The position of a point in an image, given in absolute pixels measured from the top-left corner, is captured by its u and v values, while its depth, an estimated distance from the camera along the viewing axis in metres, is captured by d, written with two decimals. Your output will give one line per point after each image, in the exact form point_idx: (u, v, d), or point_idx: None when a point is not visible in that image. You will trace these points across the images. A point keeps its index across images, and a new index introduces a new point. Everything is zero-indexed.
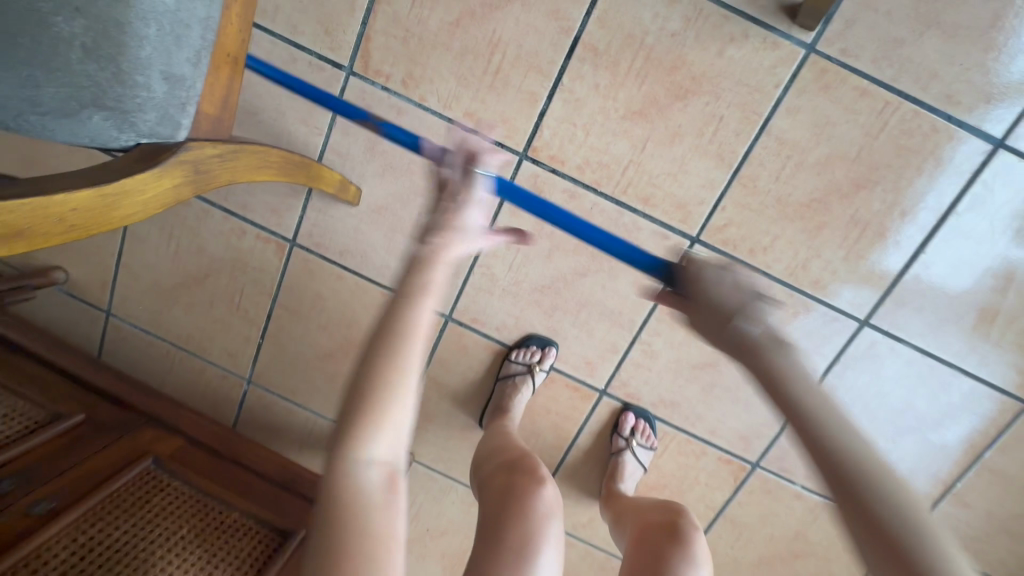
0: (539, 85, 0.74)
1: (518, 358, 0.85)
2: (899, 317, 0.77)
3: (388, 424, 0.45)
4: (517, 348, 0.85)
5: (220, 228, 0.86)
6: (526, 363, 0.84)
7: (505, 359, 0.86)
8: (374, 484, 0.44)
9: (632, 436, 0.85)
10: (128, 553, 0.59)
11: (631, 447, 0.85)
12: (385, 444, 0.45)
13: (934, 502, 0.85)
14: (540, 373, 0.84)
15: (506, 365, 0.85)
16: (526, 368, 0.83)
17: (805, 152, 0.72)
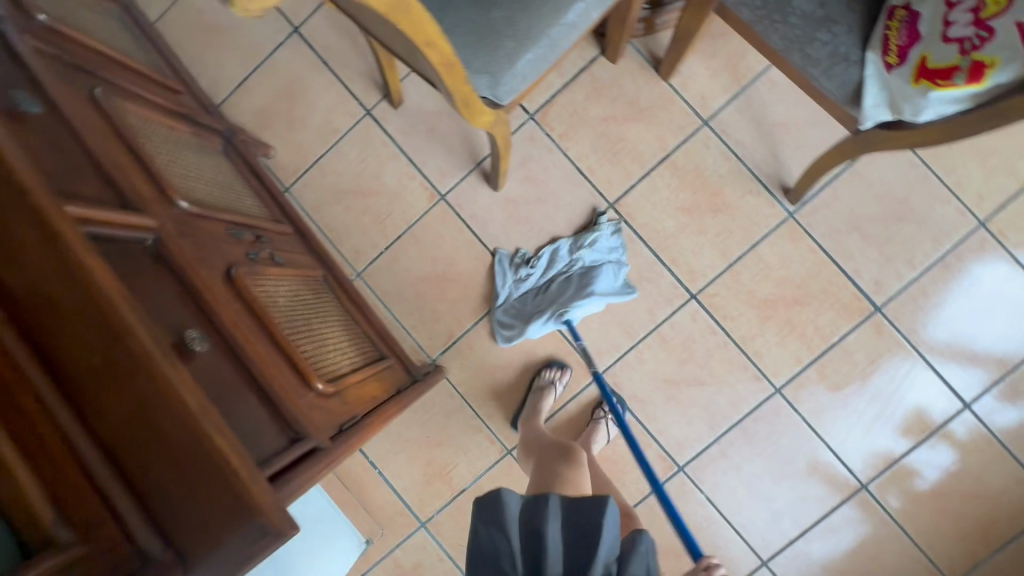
0: (636, 170, 1.21)
1: (547, 375, 1.21)
2: (799, 395, 1.18)
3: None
4: (546, 368, 1.22)
5: (399, 168, 1.27)
6: (552, 378, 1.20)
7: (537, 374, 1.23)
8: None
9: (609, 411, 1.19)
10: (313, 309, 0.89)
11: (606, 418, 1.19)
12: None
13: (790, 540, 1.19)
14: (559, 385, 1.20)
15: (538, 379, 1.21)
16: (552, 380, 1.20)
17: (772, 269, 1.18)
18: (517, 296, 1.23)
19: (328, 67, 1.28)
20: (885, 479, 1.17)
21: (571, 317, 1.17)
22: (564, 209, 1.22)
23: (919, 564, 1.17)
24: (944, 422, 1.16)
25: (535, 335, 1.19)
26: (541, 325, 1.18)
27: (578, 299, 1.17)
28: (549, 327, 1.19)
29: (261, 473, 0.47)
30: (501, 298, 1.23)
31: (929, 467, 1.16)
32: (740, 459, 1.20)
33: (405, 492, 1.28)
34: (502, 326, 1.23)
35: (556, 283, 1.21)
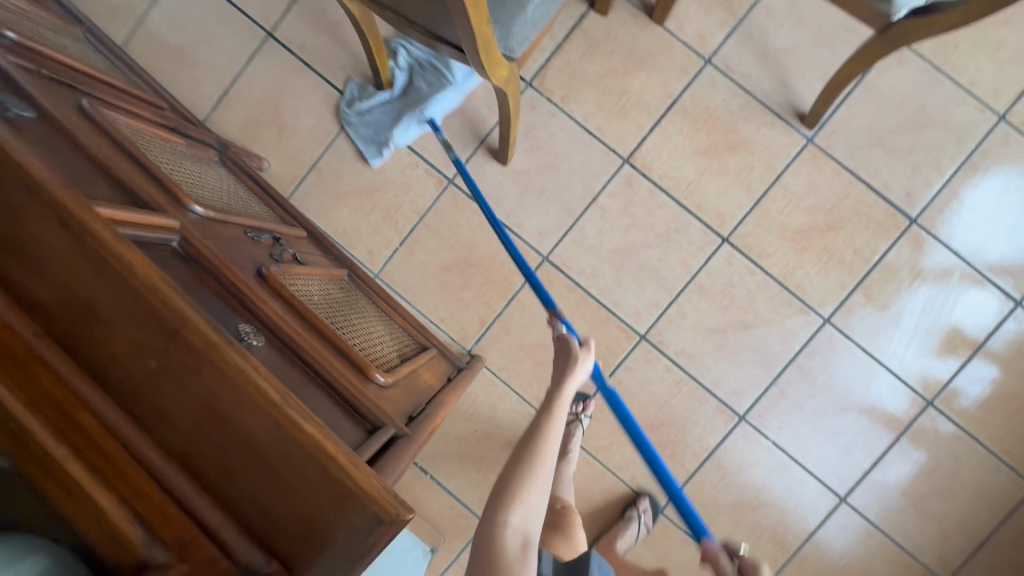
0: (646, 121, 1.17)
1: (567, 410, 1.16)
2: (848, 321, 1.15)
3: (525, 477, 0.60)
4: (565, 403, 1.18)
5: (400, 159, 1.22)
6: (573, 413, 1.16)
7: None
8: (511, 546, 0.58)
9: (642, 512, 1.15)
10: (347, 305, 0.83)
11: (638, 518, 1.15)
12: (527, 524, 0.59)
13: (865, 472, 1.15)
14: (584, 419, 1.16)
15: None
16: (574, 416, 1.16)
17: (801, 199, 1.15)
18: (370, 106, 1.20)
19: (311, 68, 1.23)
20: (950, 392, 1.14)
21: (432, 115, 1.16)
22: (579, 172, 1.18)
23: (999, 473, 1.14)
24: (999, 321, 1.13)
25: (400, 139, 1.18)
26: (405, 129, 1.18)
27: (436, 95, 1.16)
28: (414, 129, 1.18)
29: (361, 458, 0.41)
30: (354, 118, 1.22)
31: (984, 375, 1.14)
32: (800, 397, 1.16)
33: (461, 493, 1.22)
34: (371, 142, 1.22)
35: (412, 89, 1.19)
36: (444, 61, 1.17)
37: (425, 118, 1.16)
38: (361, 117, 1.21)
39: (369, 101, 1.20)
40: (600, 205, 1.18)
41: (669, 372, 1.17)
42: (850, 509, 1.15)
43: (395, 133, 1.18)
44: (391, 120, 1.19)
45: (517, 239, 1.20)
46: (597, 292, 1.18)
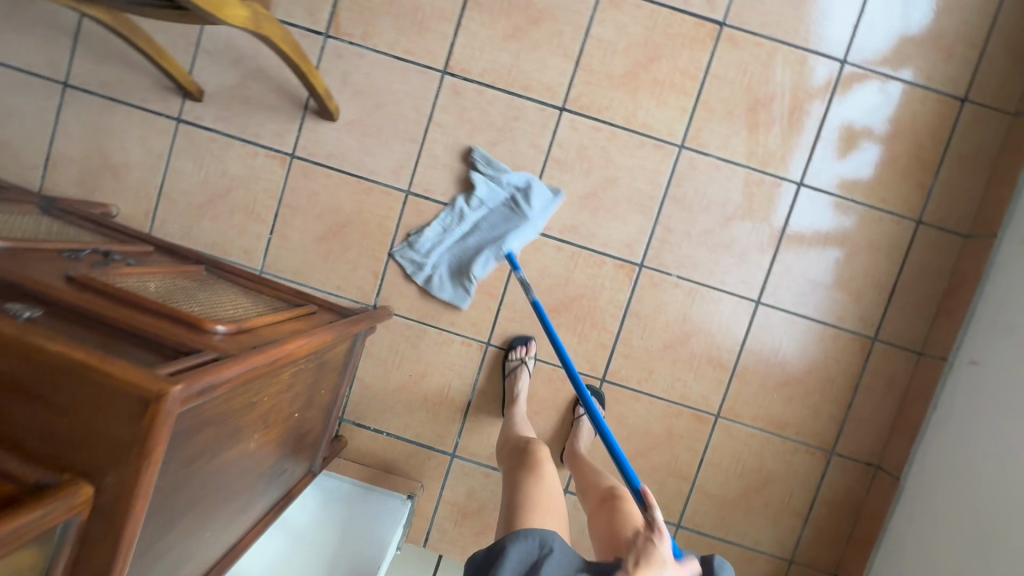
0: (448, 27, 1.18)
1: (513, 355, 1.21)
2: (700, 140, 1.19)
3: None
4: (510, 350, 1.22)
5: (239, 154, 1.22)
6: (520, 358, 1.20)
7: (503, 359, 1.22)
8: None
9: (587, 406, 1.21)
10: (198, 289, 0.85)
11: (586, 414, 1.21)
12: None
13: (767, 270, 1.21)
14: (530, 362, 1.21)
15: (506, 364, 1.21)
16: (520, 360, 1.20)
17: (615, 44, 1.17)
18: (433, 246, 1.21)
19: (118, 101, 1.22)
20: (814, 169, 1.19)
21: (509, 248, 1.18)
22: (406, 99, 1.19)
23: (884, 222, 1.20)
24: (833, 87, 1.18)
25: (480, 275, 1.19)
26: (483, 264, 1.19)
27: (515, 227, 1.18)
28: (491, 264, 1.19)
29: (119, 358, 0.43)
30: (430, 259, 1.21)
31: (839, 140, 1.19)
32: (685, 225, 1.20)
33: (420, 437, 1.25)
34: (456, 287, 1.21)
35: (471, 234, 1.20)
36: (500, 179, 1.18)
37: (504, 252, 1.17)
38: (433, 267, 1.21)
39: (448, 243, 1.21)
40: (438, 123, 1.20)
41: (560, 252, 1.21)
42: (766, 308, 1.22)
43: (475, 271, 1.19)
44: (468, 253, 1.20)
45: (375, 185, 1.21)
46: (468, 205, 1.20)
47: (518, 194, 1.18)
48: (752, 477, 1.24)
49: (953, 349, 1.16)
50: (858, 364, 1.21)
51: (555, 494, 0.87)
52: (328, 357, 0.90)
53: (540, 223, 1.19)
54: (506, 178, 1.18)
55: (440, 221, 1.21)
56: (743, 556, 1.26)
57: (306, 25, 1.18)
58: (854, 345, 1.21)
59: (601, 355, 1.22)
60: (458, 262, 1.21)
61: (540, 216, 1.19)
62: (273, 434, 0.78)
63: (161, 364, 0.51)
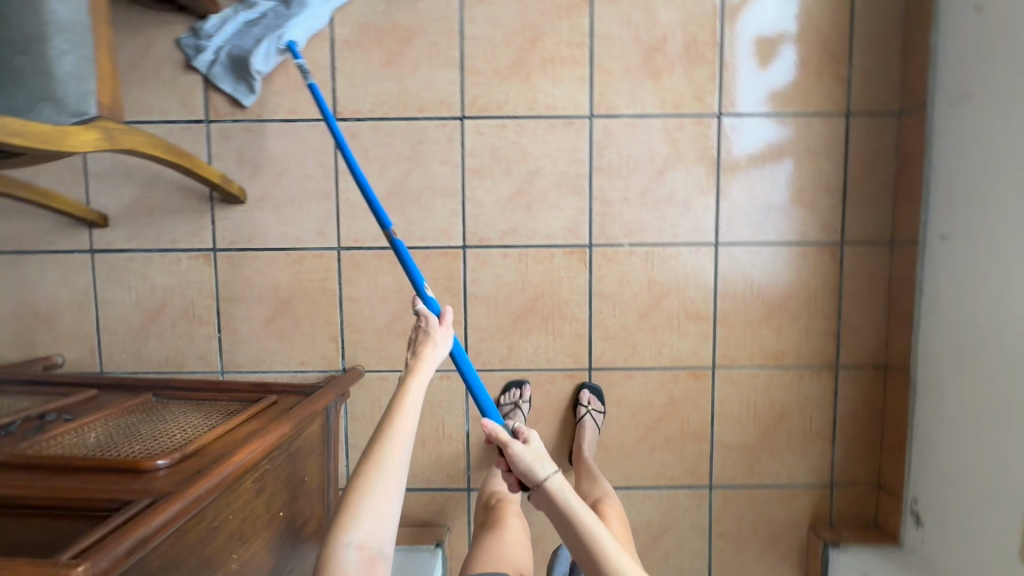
0: (324, 74, 1.14)
1: (505, 400, 1.18)
2: (608, 104, 1.15)
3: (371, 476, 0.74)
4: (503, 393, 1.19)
5: (163, 264, 1.18)
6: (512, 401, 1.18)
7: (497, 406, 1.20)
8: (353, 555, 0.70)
9: (588, 404, 1.17)
10: (145, 420, 0.82)
11: (588, 412, 1.16)
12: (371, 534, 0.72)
13: (716, 209, 1.17)
14: (524, 404, 1.18)
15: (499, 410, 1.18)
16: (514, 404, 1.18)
17: (493, 37, 1.14)
18: (208, 35, 1.12)
19: (27, 252, 1.18)
20: (729, 95, 1.15)
21: (291, 38, 1.08)
22: (307, 158, 1.16)
23: (815, 125, 1.16)
24: (721, 8, 1.14)
25: (256, 61, 1.09)
26: (262, 54, 1.09)
27: (296, 11, 1.10)
28: (275, 55, 1.11)
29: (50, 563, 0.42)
30: (213, 57, 1.12)
31: (744, 57, 1.15)
32: (620, 192, 1.16)
33: (431, 482, 1.22)
34: (236, 74, 1.13)
35: (257, 27, 1.11)
36: None
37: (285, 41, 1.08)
38: (200, 33, 1.12)
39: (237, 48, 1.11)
40: (346, 172, 1.16)
41: (507, 257, 1.17)
42: (727, 247, 1.18)
43: (252, 58, 1.09)
44: (249, 44, 1.10)
45: (305, 252, 1.18)
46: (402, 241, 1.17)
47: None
48: (766, 416, 1.21)
49: (922, 229, 1.10)
50: (834, 272, 1.18)
51: (516, 541, 0.95)
52: (297, 444, 0.86)
53: (325, 13, 1.11)
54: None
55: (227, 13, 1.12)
56: (783, 495, 1.22)
57: (186, 117, 1.15)
58: (824, 255, 1.18)
59: (580, 345, 1.19)
60: (242, 54, 1.11)
61: (325, 6, 1.11)
62: (259, 544, 0.74)
63: (68, 547, 0.47)
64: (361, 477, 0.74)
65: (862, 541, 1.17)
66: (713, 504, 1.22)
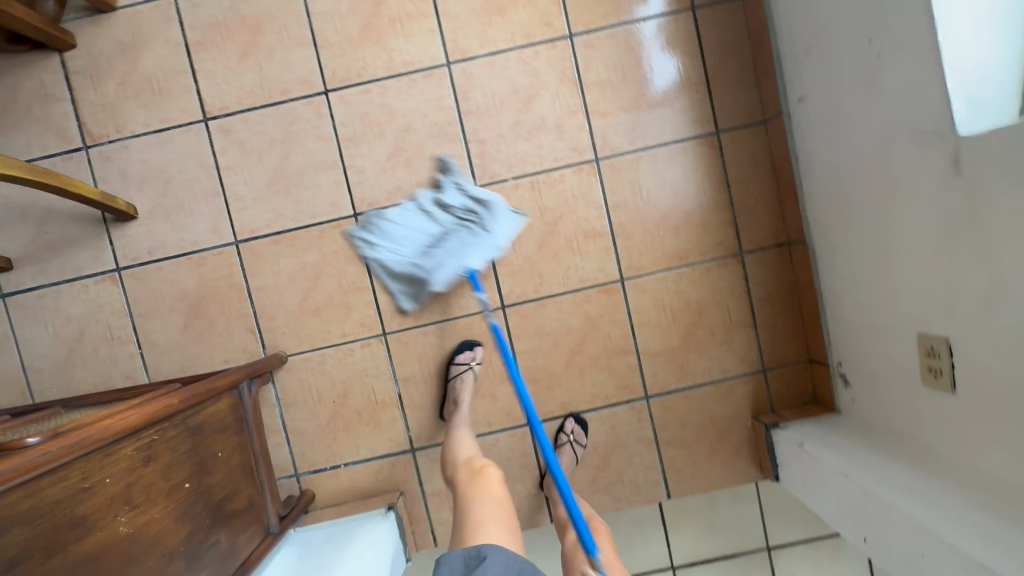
0: (187, 79, 1.18)
1: (460, 361, 1.19)
2: (462, 48, 1.18)
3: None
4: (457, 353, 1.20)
5: (72, 294, 1.21)
6: (466, 362, 1.19)
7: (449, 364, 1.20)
8: None
9: (571, 434, 1.20)
10: (39, 424, 0.84)
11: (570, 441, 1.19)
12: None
13: (589, 127, 1.19)
14: (474, 367, 1.19)
15: (453, 368, 1.19)
16: (467, 365, 1.19)
17: (338, 9, 1.17)
18: (382, 244, 1.18)
19: None
20: (575, 15, 1.17)
21: (472, 267, 1.17)
22: (188, 163, 1.19)
23: (666, 25, 1.18)
24: None
25: (438, 285, 1.17)
26: (443, 274, 1.17)
27: (478, 242, 1.17)
28: (452, 278, 1.18)
29: None
30: (380, 257, 1.18)
31: None
32: (493, 129, 1.19)
33: (375, 450, 1.23)
34: (409, 284, 1.20)
35: (438, 246, 1.17)
36: (474, 202, 1.18)
37: (467, 269, 1.17)
38: (376, 245, 1.19)
39: (399, 248, 1.18)
40: (227, 167, 1.19)
41: (399, 216, 1.20)
42: (608, 160, 1.19)
43: (436, 277, 1.17)
44: (427, 263, 1.17)
45: (205, 252, 1.21)
46: (295, 222, 1.20)
47: (478, 212, 1.18)
48: (684, 317, 1.22)
49: (784, 100, 1.12)
50: (716, 163, 1.20)
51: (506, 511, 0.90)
52: (197, 421, 0.88)
53: (506, 241, 1.19)
54: (494, 224, 1.18)
55: (404, 228, 1.18)
56: (720, 390, 1.23)
57: (64, 148, 1.19)
58: (704, 148, 1.19)
59: (489, 285, 1.21)
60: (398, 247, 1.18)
61: (506, 230, 1.19)
62: (159, 511, 0.76)
63: None
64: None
65: (801, 417, 1.17)
66: (653, 414, 1.23)
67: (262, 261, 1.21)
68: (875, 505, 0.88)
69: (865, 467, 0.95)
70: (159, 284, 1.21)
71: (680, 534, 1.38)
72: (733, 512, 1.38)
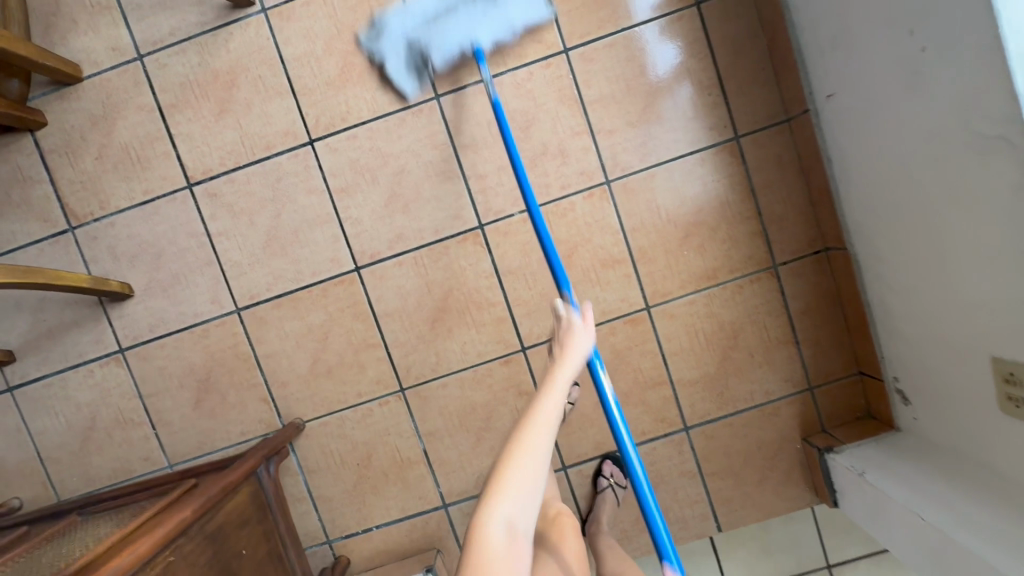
0: (165, 145, 1.11)
1: None
2: (449, 78, 1.09)
3: (530, 442, 0.65)
4: (553, 384, 1.13)
5: (79, 380, 1.17)
6: (561, 395, 1.11)
7: (541, 394, 1.14)
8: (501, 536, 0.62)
9: (612, 477, 1.13)
10: (54, 546, 0.80)
11: (612, 486, 1.13)
12: (524, 518, 0.63)
13: (596, 146, 1.09)
14: (570, 402, 1.11)
15: (544, 397, 1.13)
16: (562, 398, 1.11)
17: (314, 52, 1.09)
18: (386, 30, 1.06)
19: None
20: (569, 27, 1.07)
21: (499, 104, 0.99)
22: (177, 233, 1.13)
23: (669, 26, 1.07)
24: None
25: (439, 55, 1.05)
26: (445, 51, 1.05)
27: None
28: (455, 57, 1.07)
29: None
30: (393, 41, 1.06)
31: None
32: (493, 161, 1.10)
33: (406, 509, 1.18)
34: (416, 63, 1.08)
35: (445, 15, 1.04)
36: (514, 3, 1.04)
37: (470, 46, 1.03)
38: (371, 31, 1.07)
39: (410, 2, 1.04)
40: (218, 234, 1.13)
41: (403, 265, 1.12)
42: (621, 180, 1.10)
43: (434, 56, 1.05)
44: (430, 39, 1.05)
45: (207, 324, 1.15)
46: (295, 283, 1.13)
47: None
48: (719, 340, 1.13)
49: (809, 96, 1.01)
50: (739, 171, 1.09)
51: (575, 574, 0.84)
52: (215, 524, 0.83)
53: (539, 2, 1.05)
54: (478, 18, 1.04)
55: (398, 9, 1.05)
56: (765, 414, 1.14)
57: (49, 232, 1.13)
58: (724, 156, 1.09)
59: (506, 328, 1.13)
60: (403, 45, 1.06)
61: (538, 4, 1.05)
62: None
63: None
64: (519, 434, 0.65)
65: (857, 437, 1.08)
66: (695, 445, 1.15)
67: (267, 327, 1.15)
68: (957, 551, 0.79)
69: (941, 505, 0.86)
70: (165, 361, 1.16)
71: (733, 560, 1.31)
72: (787, 532, 1.30)
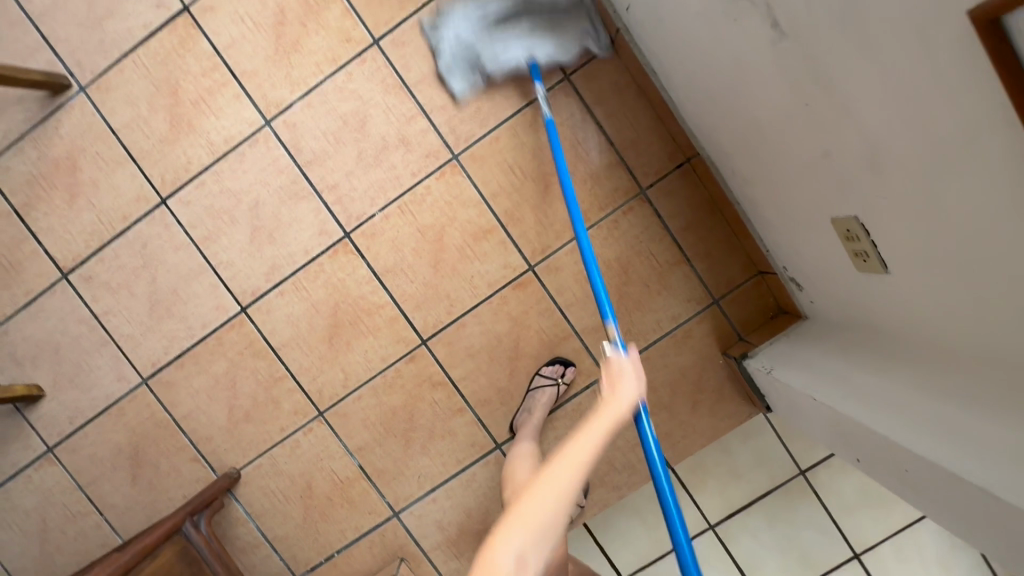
0: (31, 243, 1.13)
1: (547, 373, 1.11)
2: (273, 101, 1.09)
3: (564, 459, 0.61)
4: (547, 364, 1.12)
5: (20, 488, 1.20)
6: (553, 377, 1.11)
7: (535, 374, 1.13)
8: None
9: (581, 498, 1.13)
10: None
11: (577, 505, 1.13)
12: (535, 551, 0.57)
13: (434, 125, 1.09)
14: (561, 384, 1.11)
15: (539, 375, 1.12)
16: (554, 381, 1.11)
17: (139, 114, 1.10)
18: None
19: None
20: (372, 18, 1.07)
21: None
22: (66, 323, 1.15)
23: None
24: None
25: None
26: None
27: None
28: None
29: None
30: None
31: None
32: (339, 169, 1.10)
33: (360, 527, 1.18)
34: None
35: None
36: None
37: None
38: None
39: None
40: (105, 313, 1.15)
41: (285, 294, 1.13)
42: (467, 151, 1.09)
43: None
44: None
45: (121, 402, 1.17)
46: (189, 339, 1.15)
47: None
48: (610, 279, 1.11)
49: (616, 15, 1.02)
50: (579, 108, 1.07)
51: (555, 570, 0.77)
52: None
53: None
54: None
55: None
56: (678, 340, 1.12)
57: None
58: (560, 99, 1.07)
59: (401, 326, 1.13)
60: None
61: None
62: None
63: None
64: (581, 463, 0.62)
65: (769, 337, 1.06)
66: None
67: (176, 389, 1.16)
68: (850, 425, 0.78)
69: (832, 381, 0.84)
70: (94, 447, 1.18)
71: (703, 492, 1.28)
72: (748, 450, 1.28)
